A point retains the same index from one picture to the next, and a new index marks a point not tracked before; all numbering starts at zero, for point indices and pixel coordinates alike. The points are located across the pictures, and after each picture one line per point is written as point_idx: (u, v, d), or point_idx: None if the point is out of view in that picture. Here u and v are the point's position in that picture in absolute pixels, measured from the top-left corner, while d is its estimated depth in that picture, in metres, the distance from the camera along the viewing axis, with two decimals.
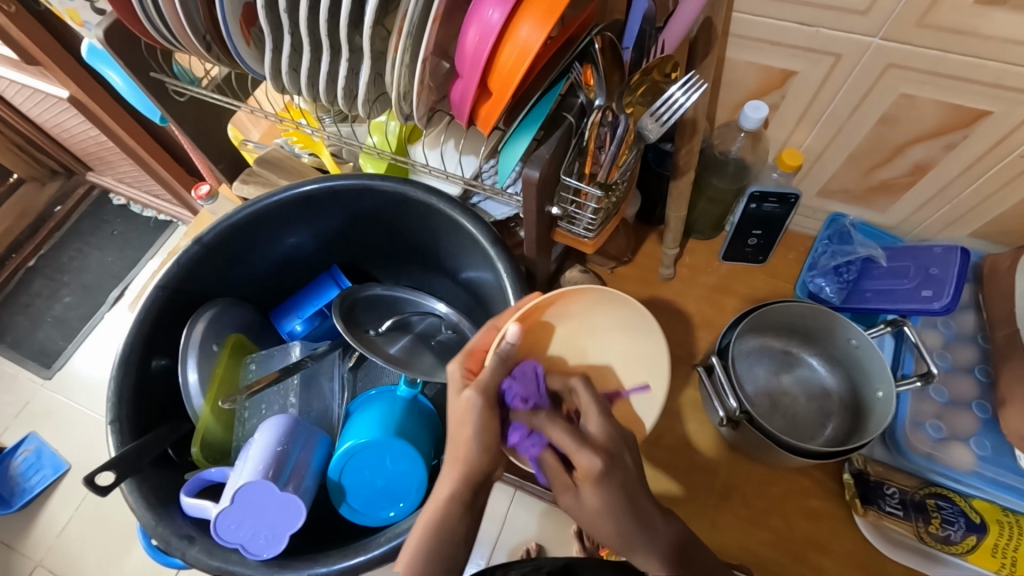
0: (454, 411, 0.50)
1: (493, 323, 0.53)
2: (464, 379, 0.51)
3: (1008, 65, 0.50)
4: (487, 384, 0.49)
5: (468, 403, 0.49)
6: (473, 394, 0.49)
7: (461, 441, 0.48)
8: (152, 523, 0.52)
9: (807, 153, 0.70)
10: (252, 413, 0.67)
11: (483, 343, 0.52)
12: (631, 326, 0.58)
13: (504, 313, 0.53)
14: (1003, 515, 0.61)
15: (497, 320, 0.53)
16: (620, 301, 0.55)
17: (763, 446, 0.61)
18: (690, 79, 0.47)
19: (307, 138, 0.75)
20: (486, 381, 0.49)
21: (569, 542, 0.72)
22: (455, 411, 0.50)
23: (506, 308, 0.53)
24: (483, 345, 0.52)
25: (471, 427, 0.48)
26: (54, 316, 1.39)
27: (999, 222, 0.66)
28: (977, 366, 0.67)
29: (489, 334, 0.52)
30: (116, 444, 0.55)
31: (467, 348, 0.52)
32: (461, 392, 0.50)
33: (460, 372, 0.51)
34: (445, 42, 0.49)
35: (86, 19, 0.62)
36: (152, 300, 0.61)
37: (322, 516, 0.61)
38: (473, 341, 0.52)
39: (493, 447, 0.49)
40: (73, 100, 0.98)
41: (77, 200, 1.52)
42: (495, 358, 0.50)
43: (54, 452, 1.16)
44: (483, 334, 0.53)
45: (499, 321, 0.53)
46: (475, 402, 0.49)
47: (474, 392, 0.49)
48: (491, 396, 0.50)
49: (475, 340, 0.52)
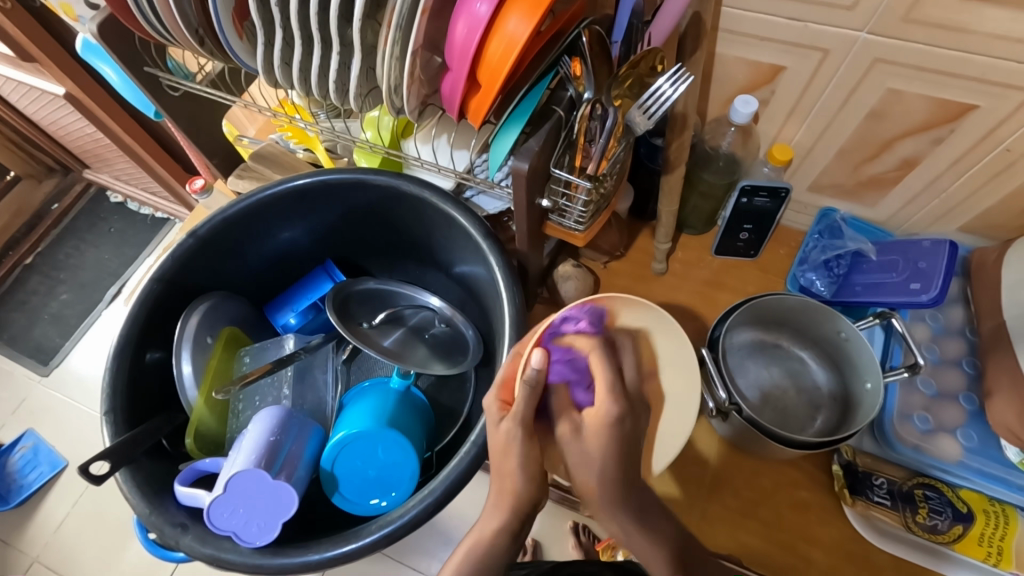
0: (494, 444, 0.48)
1: (516, 350, 0.52)
2: (501, 411, 0.49)
3: (995, 60, 0.51)
4: (521, 415, 0.46)
5: (509, 434, 0.47)
6: (511, 426, 0.47)
7: (505, 474, 0.48)
8: (146, 512, 0.53)
9: (797, 148, 0.70)
10: (247, 405, 0.68)
11: (512, 372, 0.51)
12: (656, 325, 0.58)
13: (526, 339, 0.53)
14: (990, 505, 0.62)
15: (520, 347, 0.53)
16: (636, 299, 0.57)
17: (752, 437, 0.61)
18: (676, 71, 0.48)
19: (301, 132, 0.75)
20: (522, 411, 0.47)
21: (565, 537, 0.73)
22: (495, 444, 0.48)
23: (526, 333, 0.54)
24: (513, 375, 0.51)
25: (513, 457, 0.47)
26: (51, 313, 1.39)
27: (987, 216, 0.67)
28: (964, 358, 0.67)
29: (514, 362, 0.51)
30: (111, 435, 0.56)
31: (498, 381, 0.51)
32: (498, 425, 0.48)
33: (497, 405, 0.50)
34: (435, 36, 0.50)
35: (80, 14, 0.62)
36: (146, 293, 0.61)
37: (317, 505, 0.62)
38: (502, 372, 0.51)
39: (539, 476, 0.48)
40: (68, 96, 0.99)
41: (74, 197, 1.53)
42: (523, 387, 0.46)
43: (50, 449, 1.16)
44: (509, 363, 0.52)
45: (522, 348, 0.53)
46: (515, 434, 0.47)
47: (512, 424, 0.47)
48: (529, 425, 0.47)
49: (504, 373, 0.51)
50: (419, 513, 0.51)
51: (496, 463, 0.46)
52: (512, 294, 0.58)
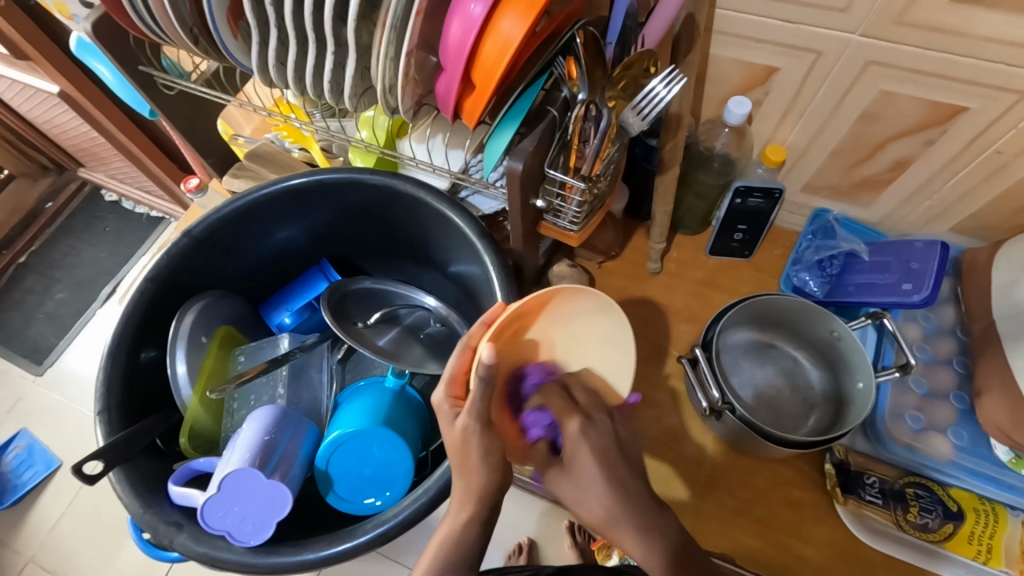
0: (451, 441, 0.47)
1: (465, 344, 0.48)
2: (454, 408, 0.49)
3: (986, 63, 0.51)
4: (477, 409, 0.45)
5: (465, 430, 0.46)
6: (468, 422, 0.46)
7: (466, 468, 0.47)
8: (140, 512, 0.53)
9: (791, 149, 0.71)
10: (241, 404, 0.68)
11: (462, 367, 0.49)
12: (598, 312, 0.57)
13: (476, 331, 0.49)
14: (981, 504, 0.63)
15: (471, 340, 0.49)
16: (588, 294, 0.55)
17: (746, 436, 0.62)
18: (671, 72, 0.48)
19: (296, 132, 0.76)
20: (479, 405, 0.45)
21: (562, 537, 0.74)
22: (453, 443, 0.48)
23: (475, 325, 0.49)
24: (462, 369, 0.49)
25: (473, 452, 0.46)
26: (46, 312, 1.39)
27: (979, 217, 0.67)
28: (955, 359, 0.68)
29: (464, 357, 0.48)
30: (105, 434, 0.56)
31: (449, 377, 0.48)
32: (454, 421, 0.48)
33: (448, 402, 0.49)
34: (430, 36, 0.50)
35: (73, 12, 0.59)
36: (140, 292, 0.61)
37: (309, 504, 0.62)
38: (452, 367, 0.48)
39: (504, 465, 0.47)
40: (63, 95, 0.98)
41: (69, 196, 1.52)
42: (479, 383, 0.44)
43: (45, 449, 1.16)
44: (458, 358, 0.48)
45: (471, 340, 0.49)
46: (472, 428, 0.46)
47: (468, 419, 0.46)
48: (488, 418, 0.47)
49: (454, 368, 0.48)
50: (415, 512, 0.52)
51: (490, 462, 0.46)
52: (506, 293, 0.58)
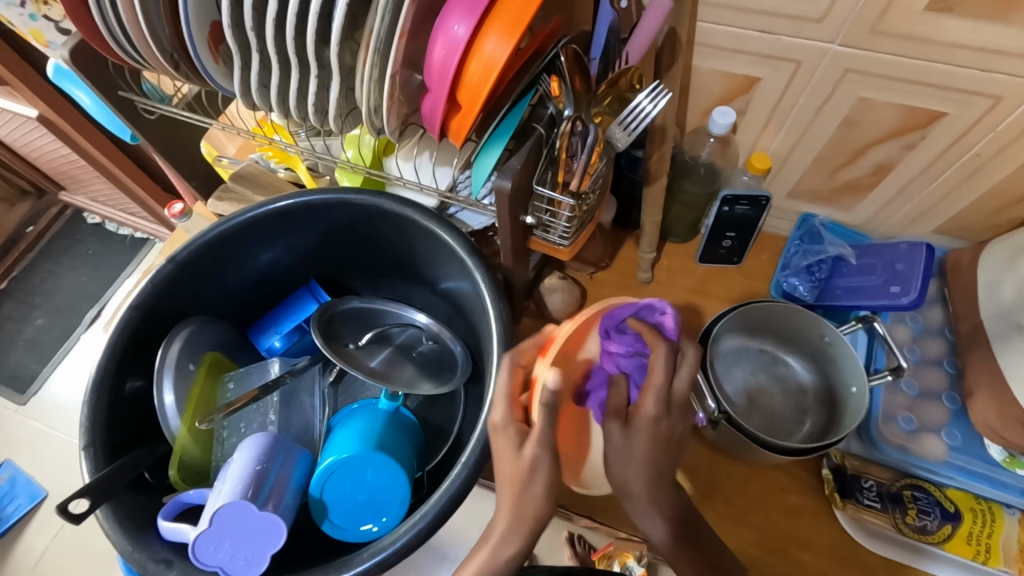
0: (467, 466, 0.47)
1: (514, 362, 0.52)
2: (520, 433, 0.48)
3: (961, 69, 0.52)
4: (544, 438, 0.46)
5: (534, 459, 0.46)
6: (536, 450, 0.46)
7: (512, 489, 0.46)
8: (128, 549, 0.51)
9: (774, 156, 0.71)
10: (232, 432, 0.66)
11: (516, 386, 0.51)
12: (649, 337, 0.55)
13: (527, 351, 0.54)
14: (976, 503, 0.63)
15: (518, 357, 0.53)
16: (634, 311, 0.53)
17: (742, 445, 0.61)
18: (655, 87, 0.50)
19: (283, 152, 0.75)
20: None
21: (561, 548, 0.67)
22: (511, 472, 0.47)
23: (526, 345, 0.54)
24: (516, 389, 0.51)
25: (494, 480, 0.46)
26: (28, 339, 1.36)
27: (960, 218, 0.68)
28: (945, 358, 0.69)
29: (515, 375, 0.52)
30: (90, 470, 0.54)
31: (506, 397, 0.50)
32: (519, 448, 0.47)
33: (515, 424, 0.49)
34: (414, 55, 0.50)
35: (51, 39, 0.65)
36: (124, 322, 0.60)
37: (305, 532, 0.61)
38: (505, 385, 0.51)
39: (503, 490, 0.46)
40: (41, 119, 0.97)
41: (49, 220, 1.49)
42: (544, 411, 0.45)
43: (29, 480, 1.12)
44: (508, 377, 0.51)
45: (521, 358, 0.53)
46: (542, 458, 0.46)
47: (536, 447, 0.46)
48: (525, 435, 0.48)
49: (506, 387, 0.50)
50: (411, 538, 0.51)
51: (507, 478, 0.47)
52: (498, 311, 0.58)
